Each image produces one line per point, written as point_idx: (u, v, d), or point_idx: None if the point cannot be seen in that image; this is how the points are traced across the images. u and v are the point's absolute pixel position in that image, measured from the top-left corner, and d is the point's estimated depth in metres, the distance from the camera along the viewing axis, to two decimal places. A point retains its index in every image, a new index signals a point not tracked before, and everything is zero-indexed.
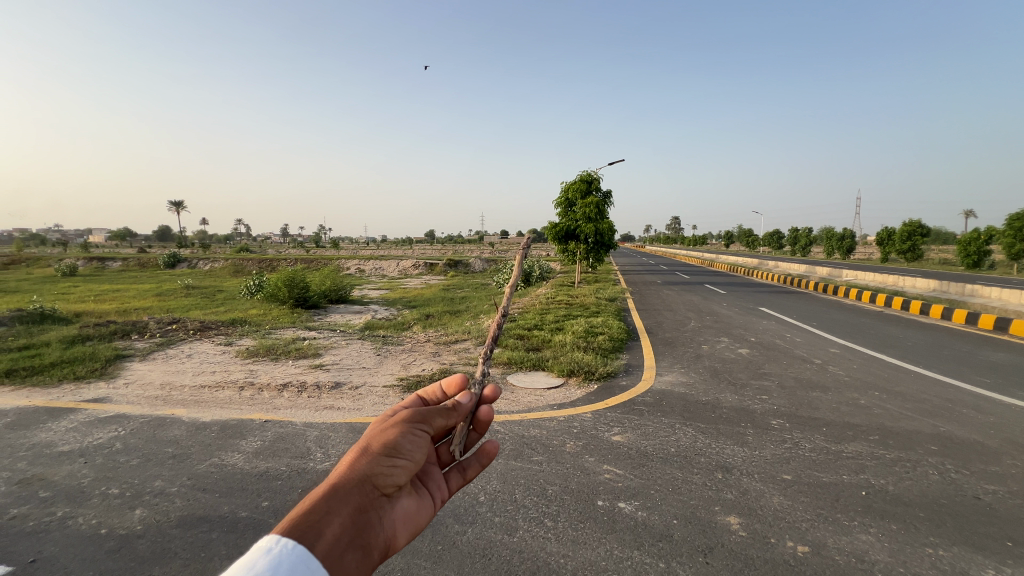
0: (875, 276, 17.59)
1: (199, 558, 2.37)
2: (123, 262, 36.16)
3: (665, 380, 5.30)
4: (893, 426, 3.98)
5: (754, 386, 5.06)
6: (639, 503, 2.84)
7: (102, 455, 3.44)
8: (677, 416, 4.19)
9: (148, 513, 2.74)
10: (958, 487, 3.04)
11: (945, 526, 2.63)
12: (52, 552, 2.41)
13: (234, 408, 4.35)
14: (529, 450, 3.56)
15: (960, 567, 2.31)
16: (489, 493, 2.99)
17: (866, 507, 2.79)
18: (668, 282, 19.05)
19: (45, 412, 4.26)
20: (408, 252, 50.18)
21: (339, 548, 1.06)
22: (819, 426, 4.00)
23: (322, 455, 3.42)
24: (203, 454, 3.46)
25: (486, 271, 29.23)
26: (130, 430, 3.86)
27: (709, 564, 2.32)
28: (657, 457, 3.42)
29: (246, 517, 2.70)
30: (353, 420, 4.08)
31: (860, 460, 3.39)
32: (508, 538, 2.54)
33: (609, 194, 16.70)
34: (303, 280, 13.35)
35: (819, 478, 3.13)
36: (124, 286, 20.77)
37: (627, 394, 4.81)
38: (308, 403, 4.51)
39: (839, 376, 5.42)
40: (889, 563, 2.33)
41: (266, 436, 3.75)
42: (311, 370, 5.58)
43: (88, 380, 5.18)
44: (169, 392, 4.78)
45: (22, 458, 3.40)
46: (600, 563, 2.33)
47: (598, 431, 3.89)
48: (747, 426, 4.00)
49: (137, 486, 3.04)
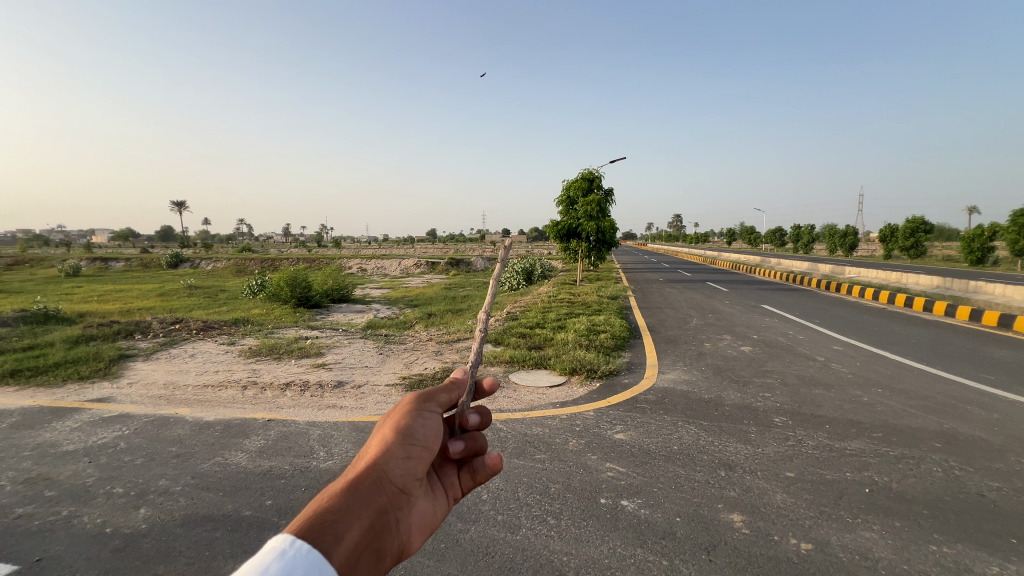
0: (878, 273, 17.51)
1: (203, 558, 2.37)
2: (127, 262, 36.28)
3: (668, 378, 5.29)
4: (896, 423, 3.97)
5: (757, 384, 5.05)
6: (642, 501, 2.84)
7: (106, 454, 3.46)
8: (680, 414, 4.18)
9: (152, 512, 2.75)
10: (962, 484, 3.02)
11: (949, 523, 2.62)
12: (57, 551, 2.42)
13: (237, 407, 4.35)
14: (531, 449, 3.56)
15: (965, 564, 2.30)
16: (492, 491, 3.00)
17: (869, 505, 2.79)
18: (670, 280, 19.00)
19: (49, 412, 4.27)
20: (410, 251, 50.20)
21: (359, 548, 1.06)
22: (822, 423, 3.99)
23: (324, 455, 3.42)
24: (206, 453, 3.46)
25: (488, 270, 29.23)
26: (134, 430, 3.87)
27: (712, 561, 2.32)
28: (659, 455, 3.41)
29: (249, 516, 2.71)
30: (356, 419, 4.08)
31: (863, 457, 3.38)
32: (511, 537, 2.54)
33: (610, 192, 16.66)
34: (305, 279, 13.36)
35: (822, 476, 3.12)
36: (127, 285, 20.80)
37: (629, 392, 4.80)
38: (310, 402, 4.51)
39: (842, 374, 5.41)
40: (893, 561, 2.33)
41: (268, 435, 3.75)
42: (313, 369, 5.58)
43: (92, 380, 5.20)
44: (172, 392, 4.79)
45: (27, 457, 3.41)
46: (603, 561, 2.34)
47: (601, 429, 3.89)
48: (750, 423, 3.99)
49: (141, 485, 3.05)
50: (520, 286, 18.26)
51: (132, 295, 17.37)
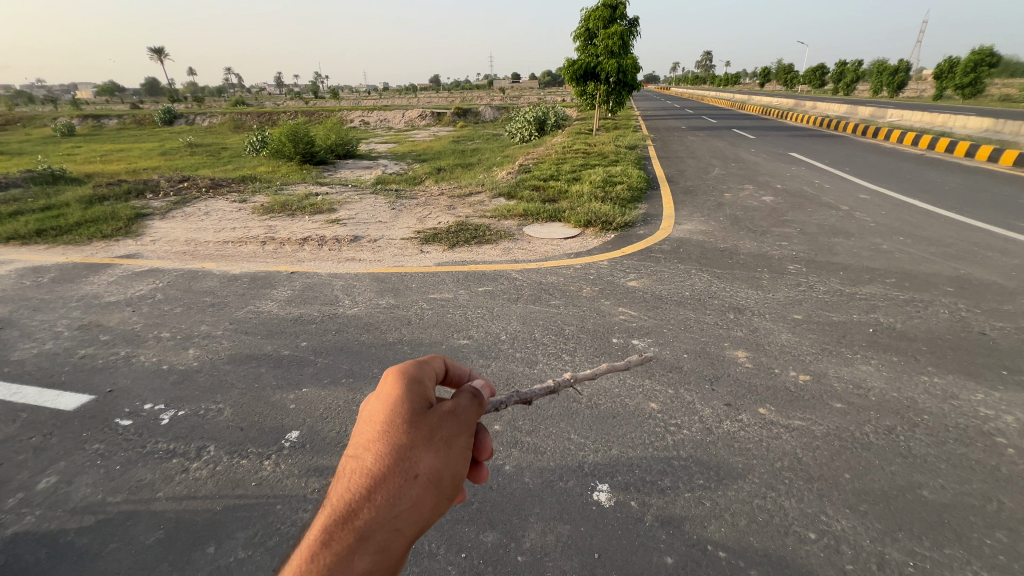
0: (923, 114, 16.04)
1: (254, 388, 2.66)
2: (120, 120, 34.54)
3: (684, 228, 5.19)
4: (912, 269, 3.97)
5: (775, 233, 4.98)
6: (652, 340, 3.01)
7: (147, 304, 3.69)
8: (693, 263, 4.22)
9: (200, 352, 3.03)
10: (965, 324, 3.12)
11: (944, 357, 2.77)
12: (125, 383, 2.74)
13: (261, 261, 4.49)
14: (546, 295, 3.64)
15: (951, 391, 2.49)
16: (510, 332, 3.16)
17: (871, 342, 2.93)
18: (693, 128, 17.70)
19: (83, 267, 4.46)
20: (413, 102, 46.75)
21: None
22: (836, 269, 4.02)
23: (349, 302, 3.60)
24: (240, 302, 3.68)
25: (499, 120, 27.43)
26: (167, 283, 4.07)
27: (714, 390, 2.54)
28: (670, 300, 3.53)
29: (288, 354, 2.96)
30: (375, 270, 4.18)
31: (872, 300, 3.46)
32: (529, 370, 2.77)
33: (635, 21, 14.52)
34: (306, 133, 12.65)
35: (828, 317, 3.24)
36: (126, 145, 19.98)
37: (645, 242, 4.75)
38: (329, 255, 4.60)
39: (864, 222, 5.28)
40: (884, 389, 2.52)
41: (294, 286, 3.92)
42: (328, 225, 5.57)
43: (115, 238, 5.31)
44: (195, 248, 4.92)
45: (75, 307, 3.67)
46: (614, 389, 2.58)
47: (614, 276, 3.95)
48: (763, 270, 4.04)
49: (185, 330, 3.31)
50: (532, 137, 17.21)
51: (133, 153, 16.86)
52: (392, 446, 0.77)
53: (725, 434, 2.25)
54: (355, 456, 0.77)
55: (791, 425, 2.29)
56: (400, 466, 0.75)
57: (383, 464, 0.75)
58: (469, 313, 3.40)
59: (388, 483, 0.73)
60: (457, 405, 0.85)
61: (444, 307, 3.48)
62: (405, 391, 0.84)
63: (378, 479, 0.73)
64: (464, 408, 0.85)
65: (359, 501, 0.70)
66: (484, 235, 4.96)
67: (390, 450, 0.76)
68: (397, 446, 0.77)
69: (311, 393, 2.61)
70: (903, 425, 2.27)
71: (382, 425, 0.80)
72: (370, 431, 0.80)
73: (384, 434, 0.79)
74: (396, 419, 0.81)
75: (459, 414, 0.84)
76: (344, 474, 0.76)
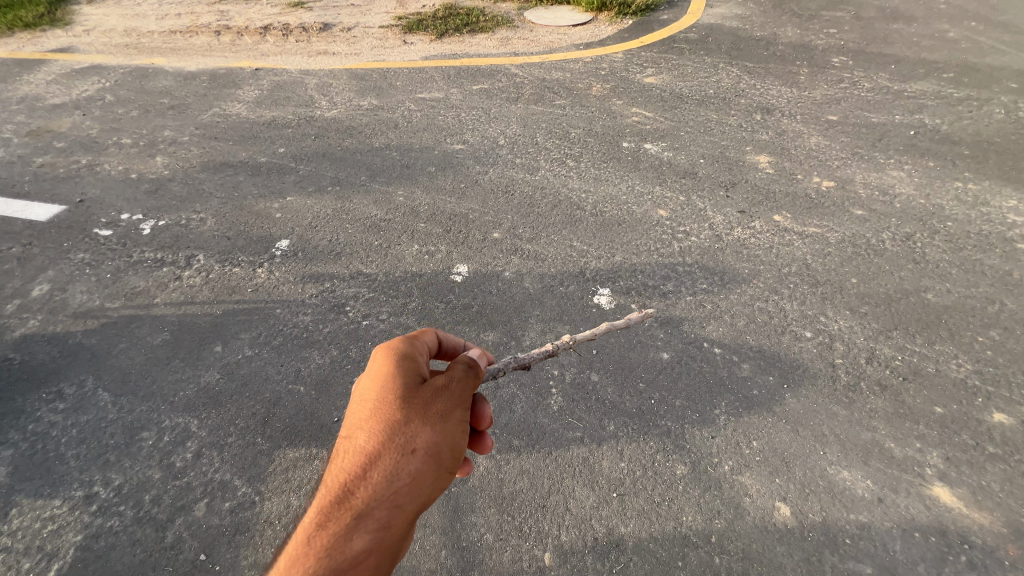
0: None
1: (236, 198, 2.51)
2: None
3: (716, 12, 4.36)
4: (976, 63, 3.44)
5: (824, 18, 4.20)
6: (666, 145, 2.75)
7: (99, 108, 3.28)
8: (722, 56, 3.63)
9: (170, 160, 2.79)
10: (1019, 126, 2.81)
11: (985, 163, 2.55)
12: (96, 194, 2.57)
13: (219, 56, 3.87)
14: (550, 95, 3.21)
15: (982, 198, 2.35)
16: (509, 136, 2.86)
17: (908, 146, 2.68)
18: None
19: (13, 65, 3.86)
20: None
21: None
22: (888, 63, 3.48)
23: (327, 103, 3.19)
24: (203, 105, 3.27)
25: None
26: (115, 83, 3.56)
27: (728, 198, 2.40)
28: (691, 100, 3.12)
29: (267, 162, 2.73)
30: (353, 66, 3.63)
31: (920, 100, 3.06)
32: (530, 178, 2.58)
33: None
34: None
35: (866, 119, 2.90)
36: None
37: (668, 31, 4.03)
38: (297, 48, 3.94)
39: (934, 4, 4.41)
40: (911, 197, 2.37)
41: (262, 86, 3.44)
42: (290, 10, 4.67)
43: (41, 28, 4.49)
44: (137, 40, 4.19)
45: (18, 111, 3.27)
46: (620, 198, 2.43)
47: (628, 72, 3.44)
48: (803, 65, 3.49)
49: (148, 136, 3.00)
50: None
51: None
52: (385, 425, 0.83)
53: (735, 241, 2.19)
54: (349, 436, 0.84)
55: (805, 232, 2.21)
56: (394, 446, 0.82)
57: (377, 444, 0.81)
58: (464, 116, 3.04)
59: (382, 462, 0.80)
60: (448, 380, 0.89)
61: (435, 109, 3.10)
62: (396, 369, 0.89)
63: (373, 458, 0.80)
64: (455, 383, 0.88)
65: (357, 481, 0.78)
66: (477, 22, 4.18)
67: (382, 432, 0.83)
68: (390, 427, 0.83)
69: (298, 202, 2.47)
70: (923, 232, 2.19)
71: (373, 404, 0.86)
72: (363, 410, 0.86)
73: (377, 415, 0.84)
74: (390, 398, 0.86)
75: (451, 389, 0.88)
76: (342, 453, 0.83)
